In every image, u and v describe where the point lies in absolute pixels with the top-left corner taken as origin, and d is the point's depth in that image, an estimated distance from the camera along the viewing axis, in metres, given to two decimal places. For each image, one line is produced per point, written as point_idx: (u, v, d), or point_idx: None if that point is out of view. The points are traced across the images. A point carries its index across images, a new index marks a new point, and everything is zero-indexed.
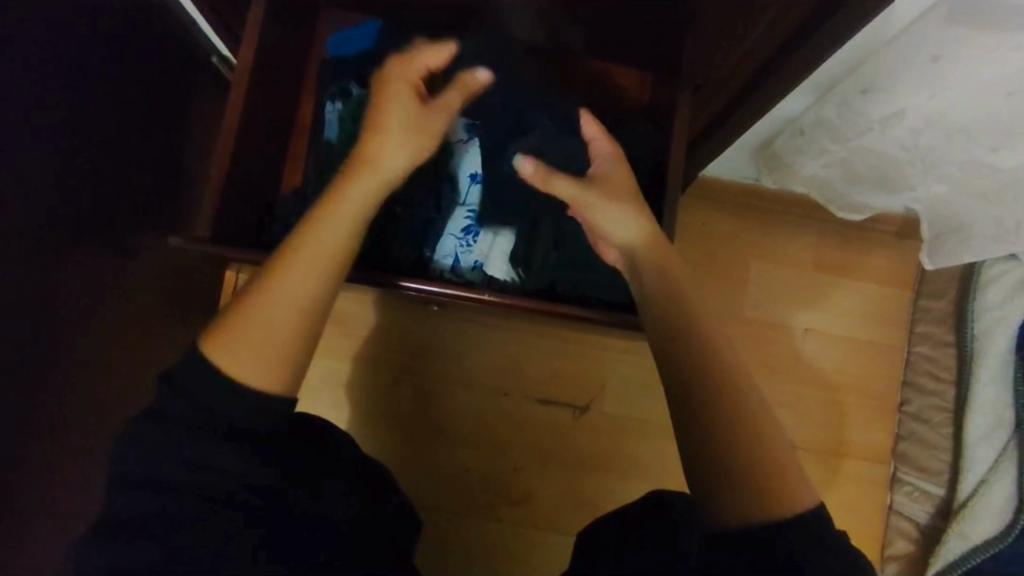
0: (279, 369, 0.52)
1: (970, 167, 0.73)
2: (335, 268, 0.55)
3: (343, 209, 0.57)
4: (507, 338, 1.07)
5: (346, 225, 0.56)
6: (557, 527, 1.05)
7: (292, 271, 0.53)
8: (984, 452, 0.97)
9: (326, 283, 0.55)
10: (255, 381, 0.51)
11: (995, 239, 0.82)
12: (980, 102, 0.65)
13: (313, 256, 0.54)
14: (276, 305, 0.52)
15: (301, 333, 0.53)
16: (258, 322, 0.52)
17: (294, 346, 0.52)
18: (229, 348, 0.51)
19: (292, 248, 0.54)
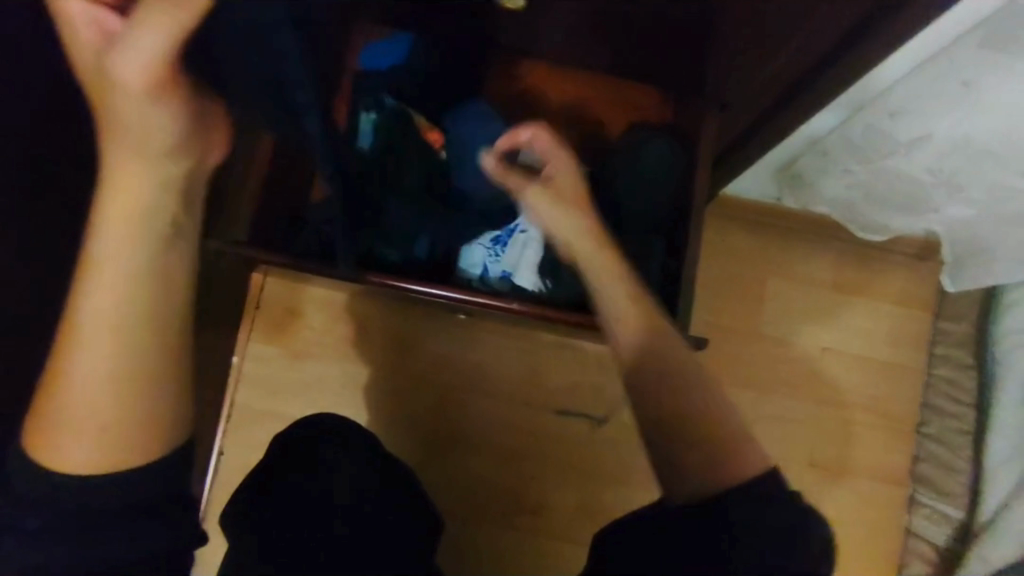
0: (118, 448, 0.55)
1: (994, 191, 0.74)
2: (138, 335, 0.55)
3: (112, 271, 0.54)
4: (527, 349, 1.08)
5: (128, 289, 0.54)
6: (572, 539, 1.05)
7: (89, 356, 0.54)
8: (1008, 476, 0.96)
9: (133, 350, 0.55)
10: (88, 468, 0.54)
11: (1019, 263, 0.83)
12: (1008, 128, 0.66)
13: (107, 335, 0.54)
14: (87, 392, 0.54)
15: (136, 391, 0.56)
16: (70, 418, 0.54)
17: (129, 415, 0.55)
18: (51, 443, 0.54)
19: (76, 334, 0.54)
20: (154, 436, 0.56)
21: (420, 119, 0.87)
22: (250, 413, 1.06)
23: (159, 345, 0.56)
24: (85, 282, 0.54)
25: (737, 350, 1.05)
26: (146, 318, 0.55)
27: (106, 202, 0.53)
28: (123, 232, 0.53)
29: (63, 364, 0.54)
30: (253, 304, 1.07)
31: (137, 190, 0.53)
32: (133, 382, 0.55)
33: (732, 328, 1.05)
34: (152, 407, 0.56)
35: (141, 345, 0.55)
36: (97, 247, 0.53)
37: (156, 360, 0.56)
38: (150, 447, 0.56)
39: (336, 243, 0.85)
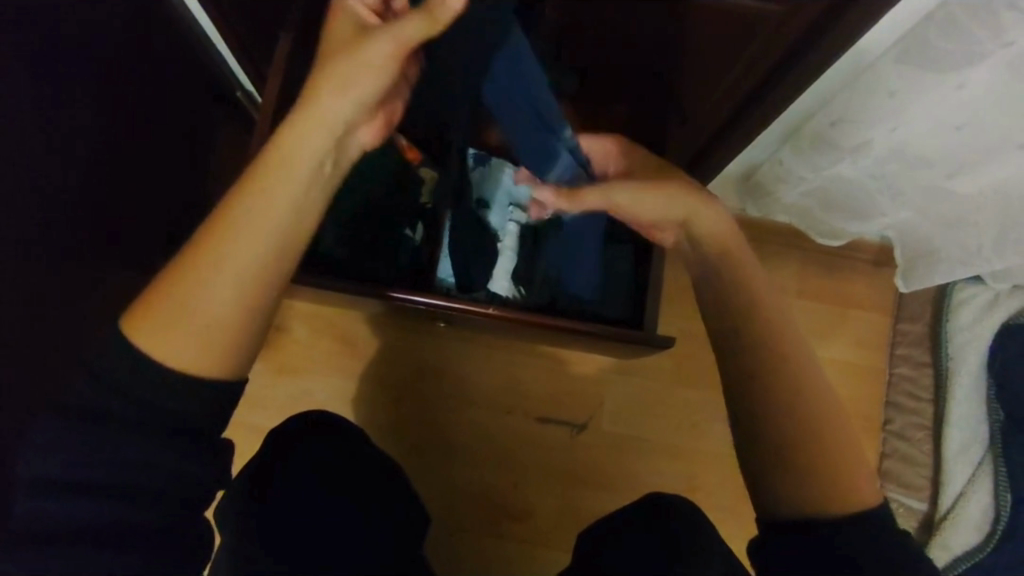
0: (205, 358, 0.54)
1: (934, 194, 0.80)
2: (261, 258, 0.55)
3: (269, 189, 0.56)
4: (505, 358, 1.12)
5: (272, 214, 0.56)
6: (554, 543, 1.08)
7: (213, 259, 0.54)
8: (964, 466, 1.02)
9: (245, 271, 0.55)
10: (181, 367, 0.53)
11: (962, 262, 0.89)
12: (937, 133, 0.72)
13: (236, 243, 0.55)
14: (204, 277, 0.54)
15: (250, 303, 0.55)
16: (186, 307, 0.54)
17: (226, 324, 0.55)
18: (155, 327, 0.53)
19: (215, 234, 0.55)
20: (237, 357, 0.55)
21: (399, 138, 0.86)
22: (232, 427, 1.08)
23: (271, 277, 0.56)
24: (257, 181, 0.56)
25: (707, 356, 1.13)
26: (270, 246, 0.56)
27: (325, 105, 0.56)
28: (294, 157, 0.56)
29: (194, 258, 0.55)
30: None
31: (327, 123, 0.57)
32: (248, 299, 0.55)
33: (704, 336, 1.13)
34: (252, 330, 0.56)
35: (257, 265, 0.55)
36: (283, 149, 0.56)
37: (263, 293, 0.56)
38: (232, 367, 0.55)
39: (319, 256, 0.87)
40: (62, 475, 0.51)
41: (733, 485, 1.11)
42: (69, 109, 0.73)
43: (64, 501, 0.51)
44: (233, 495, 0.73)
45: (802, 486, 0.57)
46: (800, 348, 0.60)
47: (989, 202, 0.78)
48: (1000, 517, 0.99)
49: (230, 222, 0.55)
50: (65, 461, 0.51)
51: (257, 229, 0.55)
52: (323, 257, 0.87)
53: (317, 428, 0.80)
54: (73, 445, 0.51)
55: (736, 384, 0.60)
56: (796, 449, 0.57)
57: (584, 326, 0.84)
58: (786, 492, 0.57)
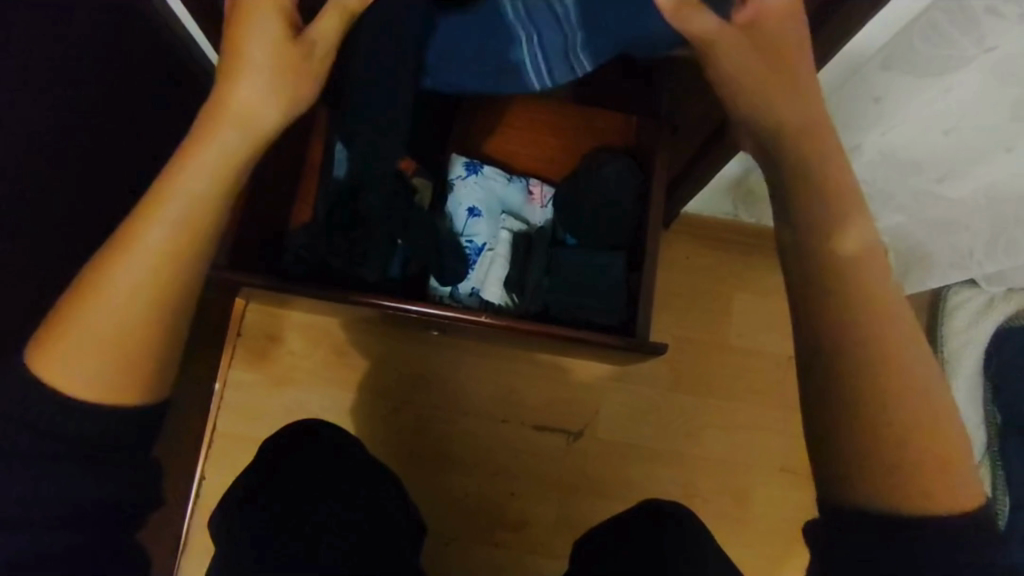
0: (117, 381, 0.52)
1: (924, 198, 0.81)
2: (170, 278, 0.52)
3: (175, 205, 0.52)
4: (500, 367, 1.12)
5: (181, 231, 0.52)
6: (549, 553, 1.07)
7: (115, 281, 0.51)
8: None
9: (152, 292, 0.52)
10: (84, 392, 0.51)
11: (955, 265, 0.89)
12: (925, 138, 0.72)
13: (141, 262, 0.51)
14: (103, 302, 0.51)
15: (155, 327, 0.52)
16: (85, 332, 0.51)
17: (129, 350, 0.52)
18: (62, 353, 0.51)
19: (113, 258, 0.51)
20: (148, 380, 0.53)
21: None
22: (227, 437, 1.08)
23: (180, 296, 0.53)
24: (155, 199, 0.52)
25: (703, 361, 1.13)
26: (177, 265, 0.52)
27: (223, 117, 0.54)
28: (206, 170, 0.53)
29: (98, 281, 0.51)
30: (235, 331, 1.10)
31: (229, 135, 0.54)
32: (154, 321, 0.52)
33: (700, 342, 1.13)
34: (160, 354, 0.53)
35: (162, 286, 0.52)
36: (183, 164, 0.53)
37: (170, 311, 0.53)
38: (148, 390, 0.53)
39: (312, 266, 0.88)
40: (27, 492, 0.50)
41: (730, 491, 1.10)
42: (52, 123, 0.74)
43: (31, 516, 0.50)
44: (228, 507, 0.75)
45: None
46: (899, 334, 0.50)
47: (980, 205, 0.79)
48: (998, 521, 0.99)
49: (135, 242, 0.51)
50: (32, 477, 0.51)
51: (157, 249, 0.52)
52: (317, 266, 0.87)
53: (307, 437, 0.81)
54: (46, 462, 0.51)
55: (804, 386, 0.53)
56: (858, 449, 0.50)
57: (582, 334, 0.83)
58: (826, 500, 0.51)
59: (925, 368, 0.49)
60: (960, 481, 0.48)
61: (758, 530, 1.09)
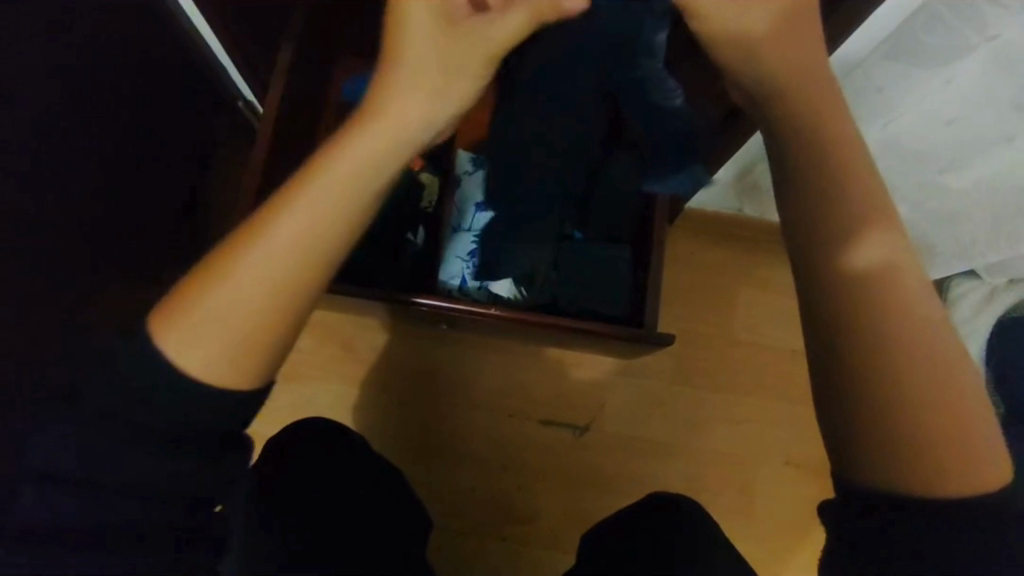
0: (225, 365, 0.51)
1: (925, 189, 0.82)
2: (298, 268, 0.51)
3: (321, 193, 0.51)
4: (506, 362, 1.13)
5: (318, 223, 0.51)
6: (557, 545, 1.08)
7: (249, 264, 0.50)
8: None
9: (277, 279, 0.51)
10: (200, 370, 0.51)
11: (955, 255, 0.90)
12: (926, 129, 0.74)
13: (273, 247, 0.51)
14: (237, 279, 0.51)
15: (285, 315, 0.52)
16: (217, 309, 0.51)
17: (253, 333, 0.51)
18: (184, 320, 0.51)
19: (253, 236, 0.51)
20: (262, 368, 0.52)
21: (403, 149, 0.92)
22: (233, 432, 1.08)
23: (303, 289, 0.52)
24: (307, 184, 0.51)
25: (709, 354, 1.14)
26: (307, 255, 0.51)
27: (392, 109, 0.52)
28: (358, 167, 0.51)
29: (230, 256, 0.51)
30: None
31: (393, 129, 0.52)
32: (281, 309, 0.51)
33: (705, 334, 1.14)
34: (281, 342, 0.52)
35: (297, 275, 0.51)
36: (339, 154, 0.52)
37: (301, 302, 0.52)
38: (255, 379, 0.52)
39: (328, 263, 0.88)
40: (63, 474, 0.51)
41: (737, 483, 1.11)
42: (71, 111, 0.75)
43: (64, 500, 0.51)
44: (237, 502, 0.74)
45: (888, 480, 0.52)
46: (917, 314, 0.50)
47: (979, 195, 0.80)
48: None
49: (273, 224, 0.51)
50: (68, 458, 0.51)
51: (303, 236, 0.51)
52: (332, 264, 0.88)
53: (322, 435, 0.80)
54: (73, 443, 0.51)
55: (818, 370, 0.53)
56: (881, 440, 0.50)
57: (593, 326, 0.84)
58: (847, 477, 0.51)
59: (935, 346, 0.50)
60: (970, 461, 0.49)
61: (764, 521, 1.10)
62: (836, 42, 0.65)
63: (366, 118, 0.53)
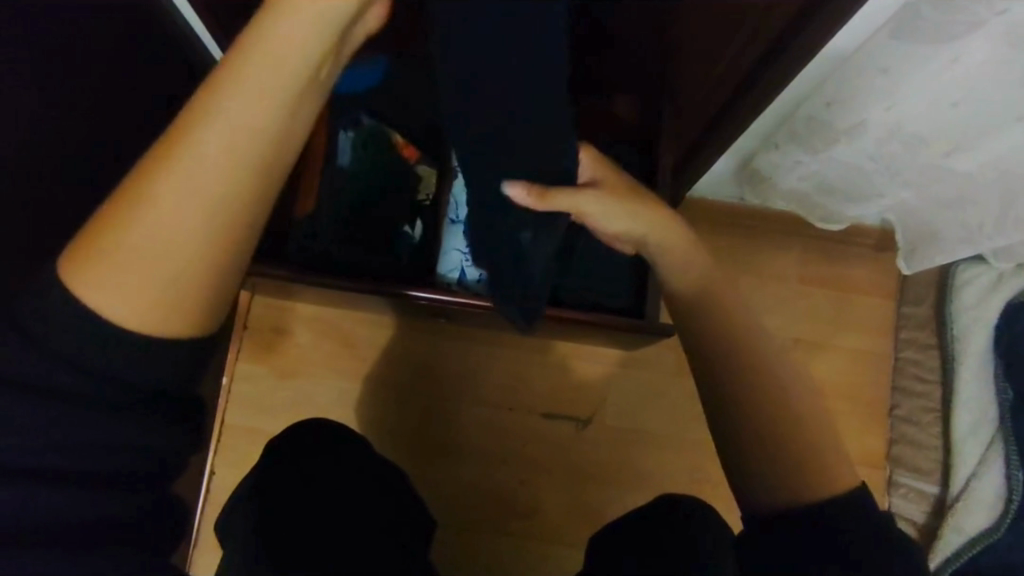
0: (158, 310, 0.50)
1: (930, 172, 0.80)
2: (219, 197, 0.51)
3: (229, 119, 0.50)
4: (508, 355, 1.11)
5: (232, 148, 0.50)
6: (562, 540, 1.07)
7: (166, 197, 0.50)
8: (975, 448, 1.00)
9: (198, 219, 0.51)
10: (131, 321, 0.50)
11: (962, 241, 0.88)
12: (932, 111, 0.72)
13: (190, 179, 0.50)
14: (158, 216, 0.50)
15: (211, 249, 0.51)
16: (136, 248, 0.50)
17: (182, 269, 0.51)
18: (104, 268, 0.50)
19: (164, 167, 0.50)
20: (203, 310, 0.52)
21: (396, 136, 0.93)
22: (231, 431, 1.07)
23: (231, 217, 0.52)
24: (212, 109, 0.50)
25: None
26: (221, 187, 0.51)
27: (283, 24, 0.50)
28: (257, 93, 0.50)
29: (141, 200, 0.50)
30: (241, 326, 1.10)
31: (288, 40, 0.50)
32: (209, 239, 0.51)
33: None
34: (214, 276, 0.52)
35: (221, 202, 0.51)
36: (241, 71, 0.50)
37: (230, 231, 0.52)
38: (200, 323, 0.53)
39: (319, 255, 0.87)
40: (34, 464, 0.50)
41: None
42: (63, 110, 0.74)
43: (52, 494, 0.50)
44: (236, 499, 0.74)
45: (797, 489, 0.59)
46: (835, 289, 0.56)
47: (986, 177, 0.78)
48: (1013, 496, 0.97)
49: (181, 163, 0.50)
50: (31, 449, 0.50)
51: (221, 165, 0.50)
52: (322, 255, 0.87)
53: (294, 438, 0.78)
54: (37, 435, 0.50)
55: (749, 398, 0.62)
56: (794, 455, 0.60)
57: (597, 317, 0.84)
58: (755, 495, 0.60)
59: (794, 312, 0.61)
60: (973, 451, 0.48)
61: None
62: (837, 27, 0.63)
63: (255, 35, 0.50)
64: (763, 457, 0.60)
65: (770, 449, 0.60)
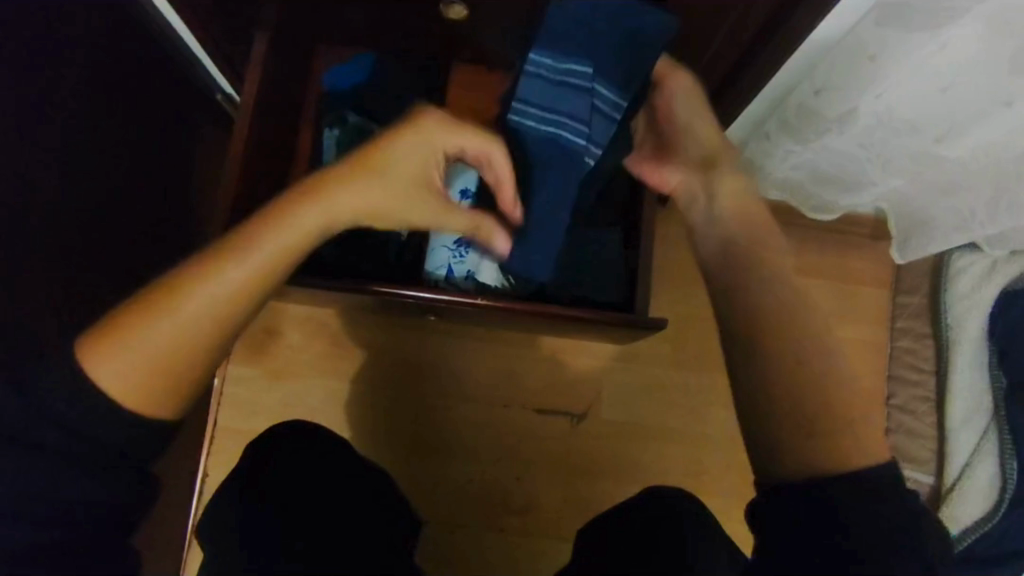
0: (154, 391, 0.56)
1: (921, 159, 0.79)
2: (234, 312, 0.58)
3: (265, 248, 0.58)
4: (500, 351, 1.11)
5: (257, 273, 0.58)
6: (557, 534, 1.07)
7: (190, 303, 0.56)
8: (969, 436, 0.99)
9: (192, 334, 0.56)
10: (119, 397, 0.54)
11: (955, 229, 0.87)
12: (922, 97, 0.71)
13: (214, 291, 0.57)
14: (177, 316, 0.56)
15: (200, 350, 0.57)
16: (151, 337, 0.56)
17: (177, 358, 0.56)
18: (114, 349, 0.55)
19: (197, 275, 0.57)
20: (173, 400, 0.57)
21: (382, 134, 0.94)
22: (225, 431, 1.08)
23: (228, 329, 0.58)
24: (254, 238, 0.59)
25: (705, 337, 1.12)
26: (232, 303, 0.58)
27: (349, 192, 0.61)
28: (300, 233, 0.60)
29: (167, 297, 0.56)
30: None
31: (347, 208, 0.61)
32: (207, 344, 0.58)
33: (702, 318, 1.12)
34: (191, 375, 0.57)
35: (234, 315, 0.58)
36: (295, 217, 0.60)
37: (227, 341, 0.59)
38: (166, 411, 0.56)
39: None
40: None
41: (738, 465, 1.10)
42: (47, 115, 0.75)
43: None
44: (220, 501, 0.73)
45: (805, 447, 0.54)
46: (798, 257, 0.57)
47: (978, 163, 0.77)
48: (1007, 484, 0.96)
49: (207, 278, 0.57)
50: None
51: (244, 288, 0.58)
52: None
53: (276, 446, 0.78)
54: None
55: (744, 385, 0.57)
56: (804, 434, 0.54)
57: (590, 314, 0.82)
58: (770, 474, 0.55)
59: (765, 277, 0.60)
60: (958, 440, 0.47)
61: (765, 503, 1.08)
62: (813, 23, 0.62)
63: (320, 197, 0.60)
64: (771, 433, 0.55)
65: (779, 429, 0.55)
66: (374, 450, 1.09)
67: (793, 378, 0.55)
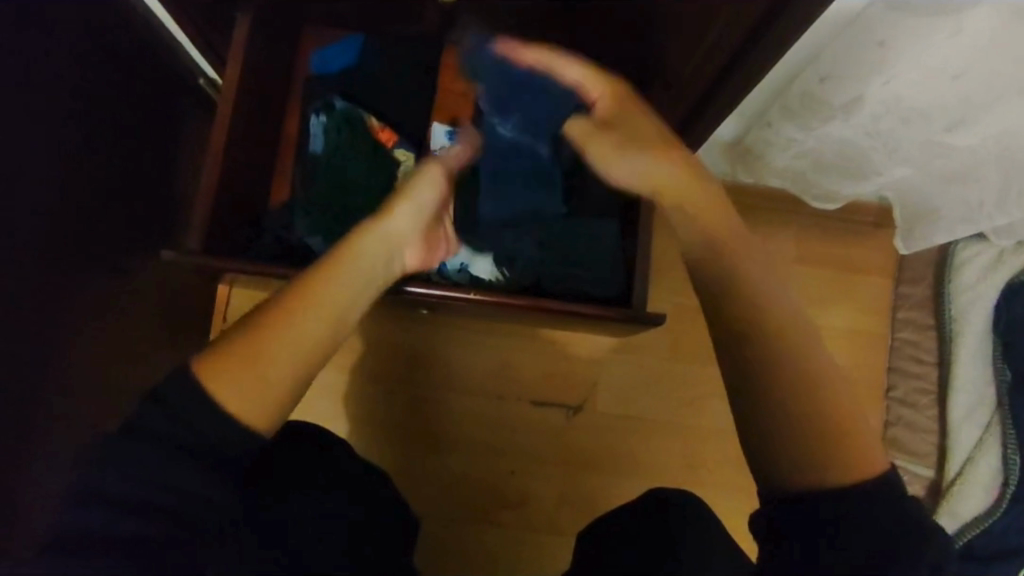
0: (261, 405, 0.54)
1: (931, 149, 0.76)
2: (335, 324, 0.58)
3: (356, 270, 0.62)
4: (496, 342, 1.09)
5: (352, 292, 0.61)
6: (553, 529, 1.06)
7: (298, 319, 0.57)
8: (971, 430, 0.98)
9: (294, 353, 0.56)
10: (228, 410, 0.53)
11: (962, 220, 0.85)
12: (935, 85, 0.68)
13: (320, 307, 0.58)
14: (281, 333, 0.56)
15: (301, 363, 0.56)
16: (258, 357, 0.55)
17: (281, 375, 0.55)
18: (220, 378, 0.53)
19: (301, 297, 0.58)
20: (276, 413, 0.55)
21: (371, 120, 0.90)
22: None
23: (328, 344, 0.58)
24: (342, 260, 0.62)
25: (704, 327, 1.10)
26: (323, 328, 0.58)
27: (404, 204, 0.68)
28: (381, 255, 0.64)
29: (272, 322, 0.56)
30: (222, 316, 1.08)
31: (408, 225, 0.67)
32: (307, 361, 0.57)
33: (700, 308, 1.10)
34: (296, 391, 0.56)
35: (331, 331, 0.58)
36: (374, 239, 0.64)
37: (324, 355, 0.58)
38: (271, 423, 0.55)
39: (295, 248, 0.87)
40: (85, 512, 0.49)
41: (736, 458, 1.08)
42: (29, 99, 0.71)
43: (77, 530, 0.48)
44: None
45: (800, 449, 0.50)
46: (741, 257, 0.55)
47: (988, 152, 0.75)
48: (1010, 479, 0.95)
49: (310, 300, 0.58)
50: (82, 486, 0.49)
51: (339, 302, 0.59)
52: (298, 247, 0.87)
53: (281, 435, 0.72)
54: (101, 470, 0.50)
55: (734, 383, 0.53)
56: (797, 445, 0.51)
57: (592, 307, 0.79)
58: (772, 480, 0.51)
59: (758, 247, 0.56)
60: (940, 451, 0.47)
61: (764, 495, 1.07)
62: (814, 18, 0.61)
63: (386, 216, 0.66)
64: (767, 435, 0.51)
65: (771, 433, 0.51)
66: (366, 444, 1.07)
67: (794, 381, 0.51)
